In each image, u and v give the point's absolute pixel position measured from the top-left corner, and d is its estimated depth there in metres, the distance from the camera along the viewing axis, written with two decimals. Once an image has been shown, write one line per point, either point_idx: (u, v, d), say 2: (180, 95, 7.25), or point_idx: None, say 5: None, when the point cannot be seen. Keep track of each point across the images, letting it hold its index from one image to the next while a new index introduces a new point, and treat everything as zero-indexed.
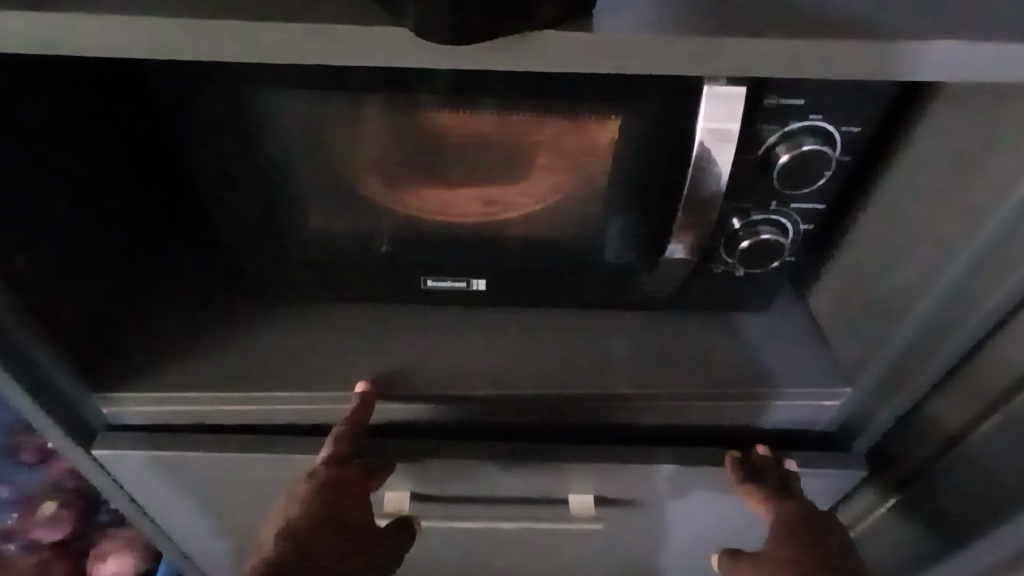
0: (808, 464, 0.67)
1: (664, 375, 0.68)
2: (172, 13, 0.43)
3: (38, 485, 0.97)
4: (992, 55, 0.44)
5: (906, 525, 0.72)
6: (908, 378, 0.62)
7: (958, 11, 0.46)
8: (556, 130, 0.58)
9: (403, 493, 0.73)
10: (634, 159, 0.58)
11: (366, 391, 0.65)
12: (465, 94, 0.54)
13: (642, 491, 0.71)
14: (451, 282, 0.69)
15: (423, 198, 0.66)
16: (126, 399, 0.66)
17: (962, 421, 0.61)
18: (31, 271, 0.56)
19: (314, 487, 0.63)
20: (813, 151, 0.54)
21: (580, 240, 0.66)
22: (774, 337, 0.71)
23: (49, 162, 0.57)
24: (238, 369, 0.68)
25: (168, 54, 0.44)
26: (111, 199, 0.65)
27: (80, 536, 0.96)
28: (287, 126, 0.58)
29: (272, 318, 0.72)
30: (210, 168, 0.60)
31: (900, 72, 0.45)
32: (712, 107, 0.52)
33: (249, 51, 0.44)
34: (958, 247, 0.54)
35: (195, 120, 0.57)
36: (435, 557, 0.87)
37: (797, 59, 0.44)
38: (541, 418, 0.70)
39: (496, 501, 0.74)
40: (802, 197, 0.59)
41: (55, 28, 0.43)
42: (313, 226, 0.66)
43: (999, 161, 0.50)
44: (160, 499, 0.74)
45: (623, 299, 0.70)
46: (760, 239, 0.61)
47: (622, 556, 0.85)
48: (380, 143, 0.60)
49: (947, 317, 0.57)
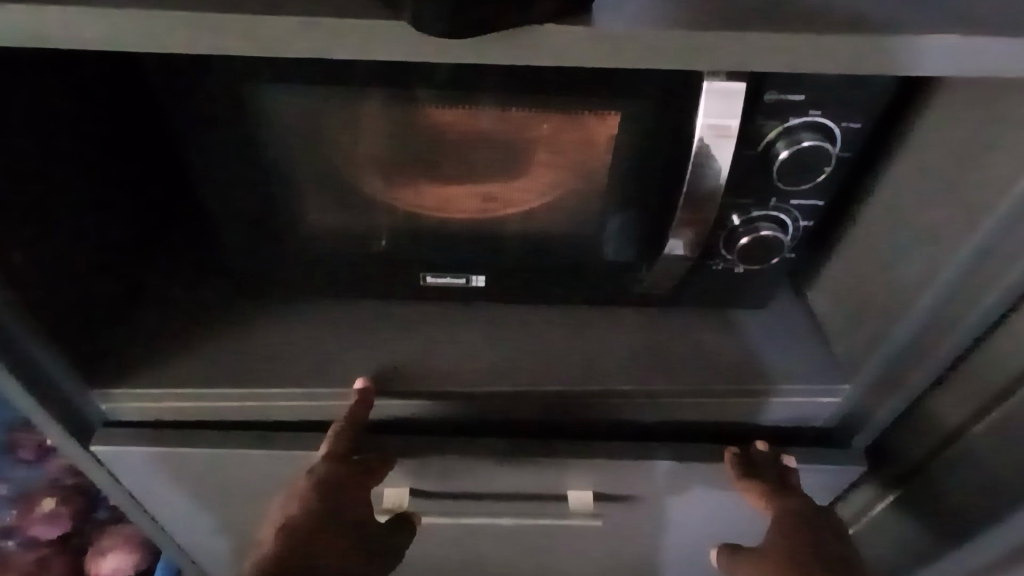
0: (806, 459, 0.68)
1: (664, 371, 0.68)
2: (170, 7, 0.42)
3: (37, 483, 0.96)
4: (992, 51, 0.45)
5: (906, 520, 0.73)
6: (907, 373, 0.63)
7: (958, 8, 0.46)
8: (557, 125, 0.58)
9: (402, 489, 0.73)
10: (634, 156, 0.58)
11: (365, 388, 0.64)
12: (466, 89, 0.54)
13: (642, 487, 0.71)
14: (451, 278, 0.69)
15: (422, 196, 0.65)
16: (124, 396, 0.66)
17: (962, 416, 0.62)
18: (30, 268, 0.56)
19: (313, 483, 0.63)
20: (813, 146, 0.55)
21: (580, 237, 0.66)
22: (773, 334, 0.72)
23: (49, 158, 0.57)
24: (238, 366, 0.68)
25: (166, 47, 0.44)
26: (110, 195, 0.65)
27: (79, 533, 0.96)
28: (286, 122, 0.58)
29: (270, 315, 0.72)
30: (207, 164, 0.60)
31: (902, 67, 0.45)
32: (711, 103, 0.52)
33: (249, 44, 0.43)
34: (958, 244, 0.54)
35: (193, 114, 0.56)
36: (436, 553, 0.87)
37: (797, 55, 0.45)
38: (541, 414, 0.70)
39: (496, 497, 0.74)
40: (803, 193, 0.60)
41: (55, 22, 0.43)
42: (312, 223, 0.66)
43: (1000, 158, 0.50)
44: (159, 496, 0.74)
45: (622, 296, 0.70)
46: (760, 235, 0.61)
47: (620, 553, 0.85)
48: (381, 138, 0.60)
49: (947, 313, 0.57)
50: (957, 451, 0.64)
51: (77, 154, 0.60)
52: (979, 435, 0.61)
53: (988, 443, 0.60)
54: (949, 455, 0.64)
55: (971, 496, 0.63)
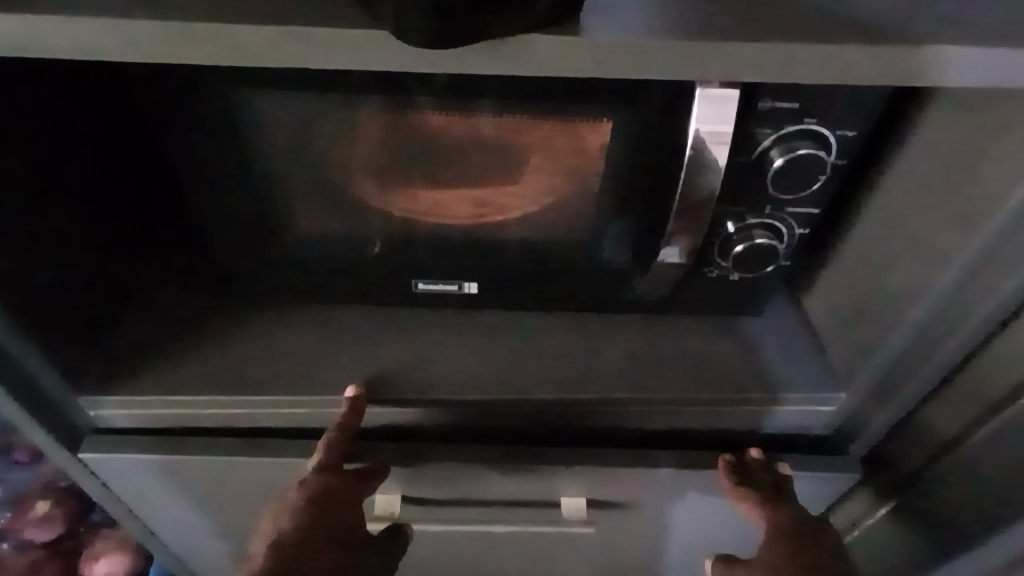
0: (800, 467, 0.67)
1: (659, 379, 0.68)
2: (154, 16, 0.42)
3: (28, 485, 0.95)
4: (989, 60, 0.44)
5: (902, 530, 0.72)
6: (904, 382, 0.62)
7: (955, 16, 0.45)
8: (550, 131, 0.57)
9: (394, 496, 0.72)
10: (628, 163, 0.57)
11: (356, 395, 0.63)
12: (457, 96, 0.54)
13: (637, 495, 0.71)
14: (443, 285, 0.68)
15: (417, 200, 0.64)
16: (114, 402, 0.66)
17: (959, 426, 0.61)
18: (18, 277, 0.55)
19: (303, 496, 0.62)
20: (808, 155, 0.54)
21: (574, 244, 0.65)
22: (770, 342, 0.71)
23: (39, 164, 0.56)
24: (228, 373, 0.67)
25: (148, 56, 0.43)
26: (102, 201, 0.65)
27: (71, 536, 0.96)
28: (275, 128, 0.57)
29: (264, 320, 0.71)
30: (196, 170, 0.60)
31: (898, 77, 0.45)
32: (704, 110, 0.51)
33: (232, 52, 0.43)
34: (956, 252, 0.53)
35: (181, 120, 0.56)
36: (428, 560, 0.86)
37: (790, 64, 0.44)
38: (534, 422, 0.69)
39: (489, 504, 0.73)
40: (797, 202, 0.59)
41: (38, 30, 0.42)
42: (303, 228, 0.65)
43: (997, 166, 0.49)
44: (150, 501, 0.74)
45: (617, 302, 0.69)
46: (755, 244, 0.60)
47: (614, 560, 0.85)
48: (373, 145, 0.59)
49: (945, 323, 0.56)
50: (954, 462, 0.63)
51: (68, 161, 0.60)
52: (976, 446, 0.60)
53: (985, 454, 0.59)
54: (946, 464, 0.64)
55: (968, 507, 0.63)
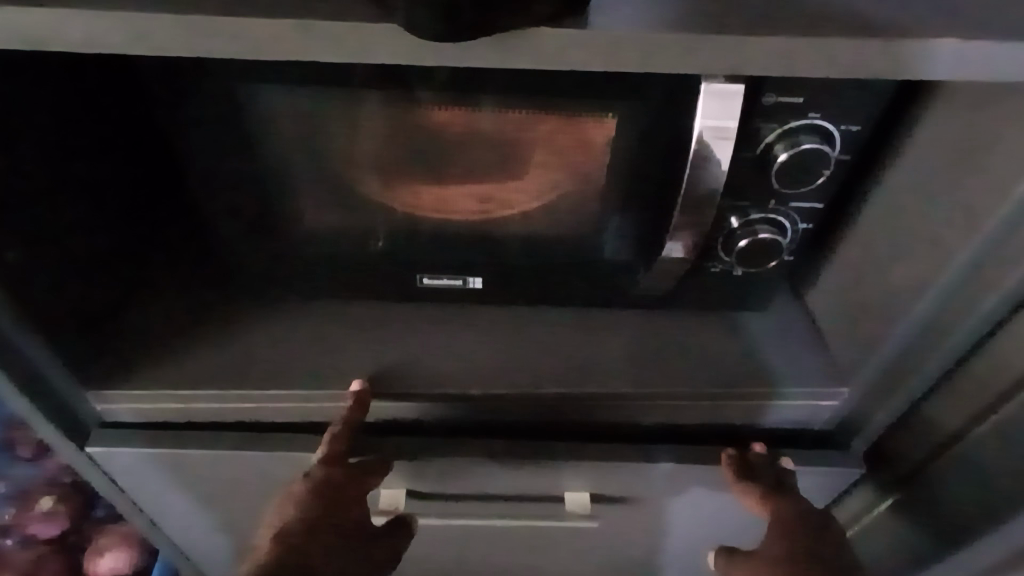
0: (802, 462, 0.68)
1: (662, 373, 0.68)
2: (164, 9, 0.42)
3: (33, 481, 0.95)
4: (993, 55, 0.44)
5: (904, 526, 0.72)
6: (905, 378, 0.62)
7: (959, 11, 0.45)
8: (555, 127, 0.58)
9: (397, 489, 0.73)
10: (633, 158, 0.58)
11: (361, 390, 0.64)
12: (464, 91, 0.54)
13: (641, 489, 0.71)
14: (448, 280, 0.68)
15: (420, 196, 0.65)
16: (120, 397, 0.66)
17: (961, 420, 0.61)
18: (23, 270, 0.55)
19: (307, 488, 0.62)
20: (812, 150, 0.54)
21: (578, 239, 0.66)
22: (773, 337, 0.72)
23: (47, 156, 0.57)
24: (234, 368, 0.68)
25: (155, 48, 0.43)
26: (106, 195, 0.65)
27: (76, 531, 0.97)
28: (281, 122, 0.58)
29: (270, 315, 0.72)
30: (202, 165, 0.60)
31: (901, 70, 0.45)
32: (709, 104, 0.51)
33: (239, 45, 0.43)
34: (958, 247, 0.53)
35: (187, 115, 0.56)
36: (431, 556, 0.87)
37: (794, 59, 0.44)
38: (537, 416, 0.70)
39: (493, 498, 0.74)
40: (802, 197, 0.59)
41: (48, 24, 0.42)
42: (308, 222, 0.65)
43: (1000, 161, 0.50)
44: (157, 496, 0.74)
45: (621, 297, 0.69)
46: (759, 238, 0.61)
47: (614, 555, 0.86)
48: (379, 140, 0.59)
49: (946, 318, 0.57)
50: (955, 456, 0.63)
51: (77, 154, 0.60)
52: (978, 440, 0.60)
53: (985, 448, 0.60)
54: (948, 458, 0.64)
55: (968, 501, 0.63)
